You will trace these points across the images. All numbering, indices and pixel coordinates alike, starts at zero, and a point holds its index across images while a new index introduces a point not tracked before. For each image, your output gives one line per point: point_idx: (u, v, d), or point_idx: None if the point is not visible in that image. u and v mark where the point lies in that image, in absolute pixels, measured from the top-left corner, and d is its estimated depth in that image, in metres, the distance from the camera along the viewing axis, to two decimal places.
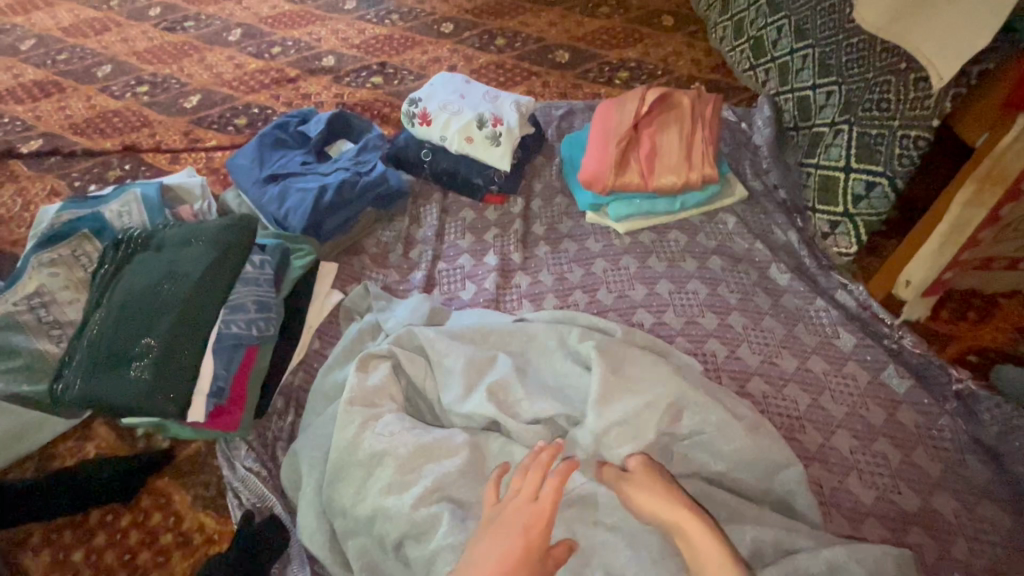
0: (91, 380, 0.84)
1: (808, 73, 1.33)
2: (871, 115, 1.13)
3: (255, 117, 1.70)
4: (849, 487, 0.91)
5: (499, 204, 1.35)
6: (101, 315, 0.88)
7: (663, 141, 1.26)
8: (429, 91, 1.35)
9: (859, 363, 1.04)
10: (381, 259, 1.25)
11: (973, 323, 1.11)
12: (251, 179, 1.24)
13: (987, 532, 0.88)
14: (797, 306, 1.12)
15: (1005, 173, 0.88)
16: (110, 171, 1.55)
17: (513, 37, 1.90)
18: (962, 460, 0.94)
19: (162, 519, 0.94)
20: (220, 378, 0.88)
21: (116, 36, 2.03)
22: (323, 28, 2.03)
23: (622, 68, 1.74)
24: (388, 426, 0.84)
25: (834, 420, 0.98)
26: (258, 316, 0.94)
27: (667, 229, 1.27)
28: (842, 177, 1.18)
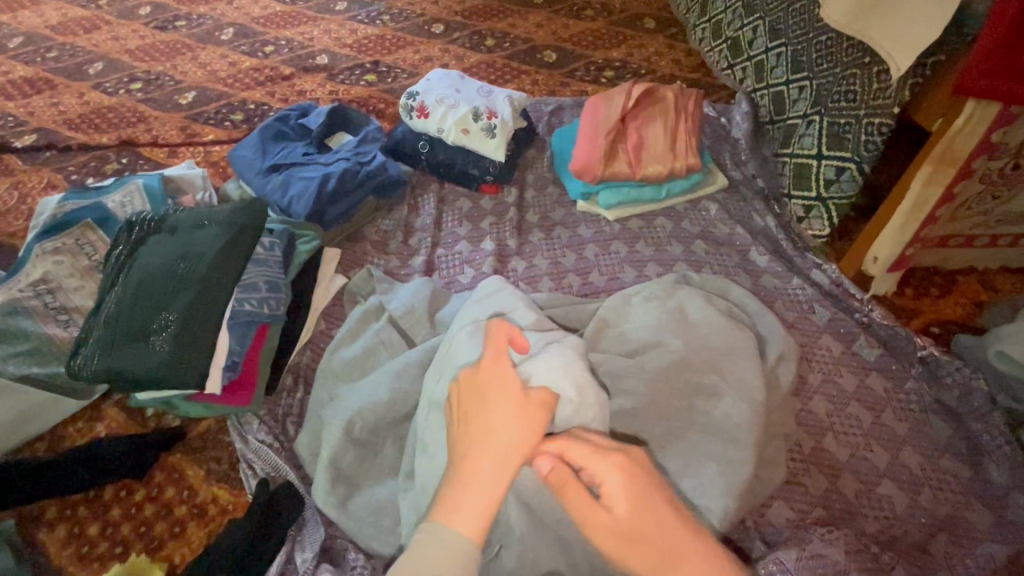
0: (111, 356, 0.87)
1: (781, 69, 1.43)
2: (840, 106, 1.23)
3: (252, 112, 1.74)
4: (825, 446, 0.99)
5: (493, 194, 1.41)
6: (118, 293, 0.91)
7: (650, 132, 1.33)
8: (426, 86, 1.41)
9: (833, 335, 1.13)
10: (381, 246, 1.30)
11: (936, 298, 1.21)
12: (254, 169, 1.28)
13: (949, 481, 0.96)
14: (776, 285, 1.20)
15: (955, 155, 0.97)
16: (107, 165, 1.56)
17: (502, 37, 1.97)
18: (926, 420, 1.03)
19: (177, 493, 0.97)
20: (235, 353, 0.93)
21: (106, 34, 2.04)
22: (315, 28, 2.07)
23: (607, 68, 1.82)
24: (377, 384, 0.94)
25: (811, 387, 1.05)
26: (269, 296, 0.99)
27: (654, 216, 1.35)
28: (814, 165, 1.28)
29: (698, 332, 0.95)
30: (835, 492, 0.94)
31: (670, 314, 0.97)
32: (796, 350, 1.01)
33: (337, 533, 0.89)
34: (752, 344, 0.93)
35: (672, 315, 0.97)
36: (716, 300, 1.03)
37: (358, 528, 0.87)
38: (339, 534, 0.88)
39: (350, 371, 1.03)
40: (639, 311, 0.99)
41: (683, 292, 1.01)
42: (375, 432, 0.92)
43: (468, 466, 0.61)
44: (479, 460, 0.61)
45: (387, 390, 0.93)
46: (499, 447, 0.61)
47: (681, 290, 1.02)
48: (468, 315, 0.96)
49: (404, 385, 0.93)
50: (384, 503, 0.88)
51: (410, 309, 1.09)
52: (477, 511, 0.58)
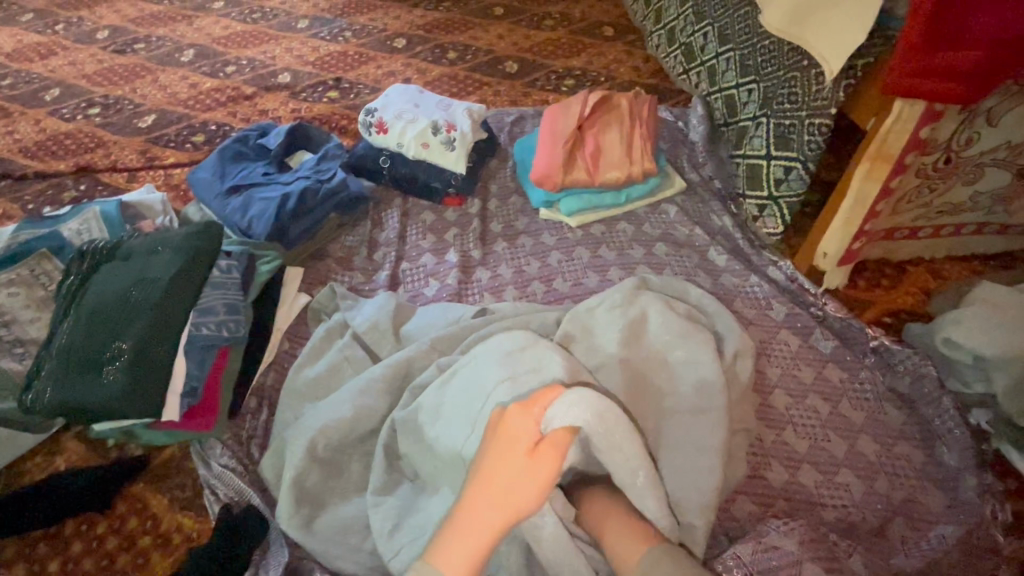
0: (63, 387, 0.85)
1: (731, 73, 1.47)
2: (785, 107, 1.27)
3: (213, 133, 1.73)
4: (786, 439, 1.01)
5: (457, 205, 1.42)
6: (70, 324, 0.90)
7: (606, 140, 1.36)
8: (384, 102, 1.42)
9: (790, 330, 1.16)
10: (346, 262, 1.30)
11: (887, 288, 1.25)
12: (213, 191, 1.28)
13: (904, 467, 0.99)
14: (734, 283, 1.23)
15: (889, 151, 1.01)
16: (65, 192, 1.54)
17: (464, 50, 1.99)
18: (881, 408, 1.06)
19: (140, 524, 0.95)
20: (193, 378, 0.92)
21: (63, 60, 2.02)
22: (277, 47, 2.07)
23: (567, 76, 1.85)
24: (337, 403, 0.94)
25: (771, 381, 1.08)
26: (227, 318, 0.97)
27: (615, 220, 1.37)
28: (764, 165, 1.31)
29: (655, 342, 0.96)
30: (796, 483, 0.96)
31: (632, 325, 0.96)
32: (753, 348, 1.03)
33: (304, 555, 0.88)
34: (712, 350, 0.94)
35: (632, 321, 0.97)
36: (677, 306, 1.03)
37: (322, 548, 0.86)
38: (305, 556, 0.88)
39: (314, 390, 1.03)
40: (602, 325, 0.97)
41: (643, 299, 1.00)
42: (340, 450, 0.93)
43: (472, 509, 0.73)
44: (479, 508, 0.72)
45: (349, 407, 0.93)
46: (497, 498, 0.72)
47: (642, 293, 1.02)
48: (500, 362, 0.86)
49: (367, 401, 0.94)
50: (350, 521, 0.88)
51: (373, 324, 1.08)
52: (471, 545, 0.71)
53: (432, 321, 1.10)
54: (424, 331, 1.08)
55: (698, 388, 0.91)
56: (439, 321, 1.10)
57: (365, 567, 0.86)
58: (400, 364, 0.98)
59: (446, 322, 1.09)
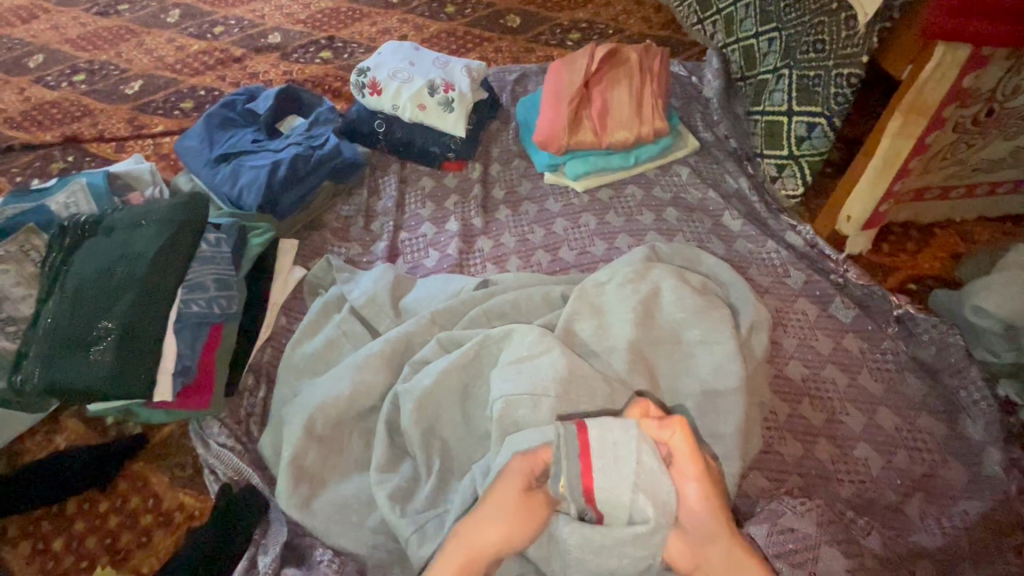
0: (52, 368, 0.83)
1: (750, 22, 1.36)
2: (808, 57, 1.16)
3: (202, 99, 1.66)
4: (801, 412, 0.97)
5: (457, 171, 1.35)
6: (55, 302, 0.87)
7: (614, 97, 1.27)
8: (377, 61, 1.33)
9: (808, 298, 1.10)
10: (342, 233, 1.25)
11: (912, 253, 1.18)
12: (202, 160, 1.22)
13: (925, 440, 0.95)
14: (749, 249, 1.17)
15: (925, 103, 0.92)
16: (52, 164, 1.49)
17: (462, 3, 1.87)
18: (902, 378, 1.01)
19: (142, 502, 0.94)
20: (185, 357, 0.89)
21: (45, 24, 1.93)
22: (265, 5, 1.96)
23: (573, 30, 1.74)
24: (335, 379, 0.91)
25: (786, 352, 1.03)
26: (218, 294, 0.94)
27: (623, 184, 1.30)
28: (785, 122, 1.22)
29: (669, 321, 0.91)
30: (810, 458, 0.93)
31: (644, 305, 0.91)
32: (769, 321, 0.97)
33: (305, 534, 0.87)
34: (731, 330, 0.89)
35: (647, 303, 0.91)
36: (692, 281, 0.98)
37: (321, 526, 0.85)
38: (307, 534, 0.86)
39: (313, 365, 0.99)
40: (614, 308, 0.92)
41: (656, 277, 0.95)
42: (338, 427, 0.90)
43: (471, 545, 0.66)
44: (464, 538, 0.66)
45: (348, 383, 0.90)
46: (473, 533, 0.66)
47: (661, 267, 0.96)
48: (511, 356, 0.84)
49: (367, 377, 0.90)
50: (349, 500, 0.86)
51: (371, 298, 1.04)
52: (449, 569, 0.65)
53: (433, 294, 1.06)
54: (425, 304, 1.04)
55: (714, 371, 0.87)
56: (441, 294, 1.05)
57: (367, 545, 0.84)
58: (402, 338, 0.94)
59: (448, 294, 1.05)
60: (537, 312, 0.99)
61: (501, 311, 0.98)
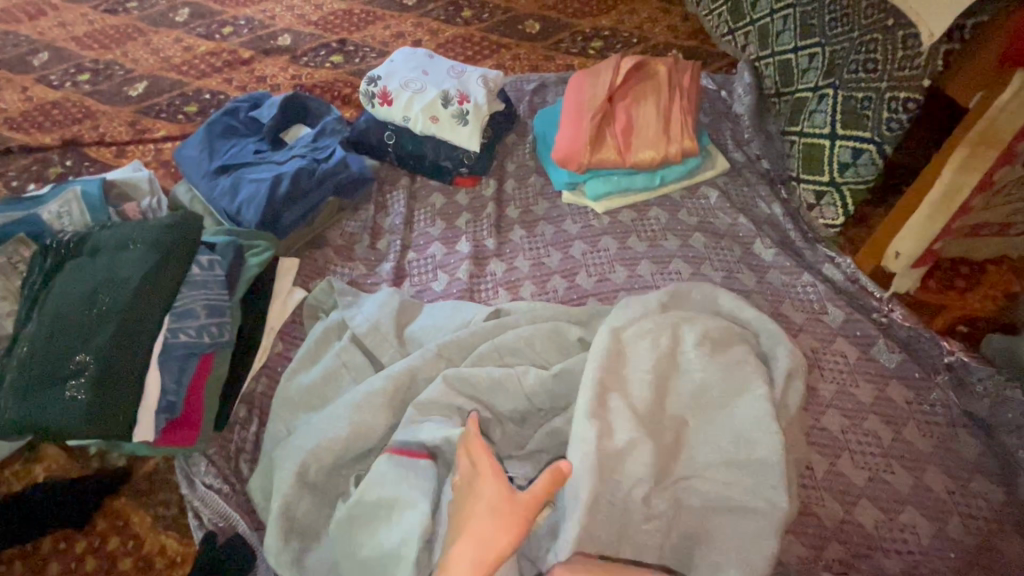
0: (24, 404, 0.76)
1: (788, 35, 1.26)
2: (858, 77, 1.07)
3: (207, 103, 1.59)
4: (840, 469, 0.88)
5: (470, 187, 1.27)
6: (32, 330, 0.80)
7: (640, 113, 1.19)
8: (388, 69, 1.26)
9: (848, 338, 1.01)
10: (346, 252, 1.18)
11: (962, 291, 1.09)
12: (201, 171, 1.16)
13: (980, 507, 0.86)
14: (783, 282, 1.08)
15: (996, 136, 0.85)
16: (50, 169, 1.43)
17: (480, 7, 1.79)
18: (953, 434, 0.92)
19: (121, 544, 0.88)
20: (170, 393, 0.82)
21: (53, 21, 1.88)
22: (277, 5, 1.90)
23: (595, 38, 1.65)
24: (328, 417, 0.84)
25: (824, 400, 0.94)
26: (209, 322, 0.87)
27: (647, 206, 1.21)
28: (827, 146, 1.13)
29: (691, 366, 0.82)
30: (852, 523, 0.84)
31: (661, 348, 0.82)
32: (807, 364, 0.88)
33: None
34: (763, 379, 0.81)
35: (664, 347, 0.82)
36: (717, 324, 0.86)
37: None
38: None
39: (309, 399, 0.92)
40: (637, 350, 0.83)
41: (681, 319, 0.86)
42: (333, 472, 0.83)
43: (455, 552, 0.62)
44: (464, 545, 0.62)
45: (346, 424, 0.82)
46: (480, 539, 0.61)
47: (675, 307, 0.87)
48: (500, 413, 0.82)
49: (366, 417, 0.83)
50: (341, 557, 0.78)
51: (375, 326, 0.97)
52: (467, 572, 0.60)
53: (440, 325, 0.98)
54: (431, 334, 0.97)
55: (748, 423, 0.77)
56: (450, 324, 0.98)
57: None
58: (405, 375, 0.87)
59: (458, 323, 0.97)
60: (551, 351, 0.91)
61: (514, 347, 0.90)
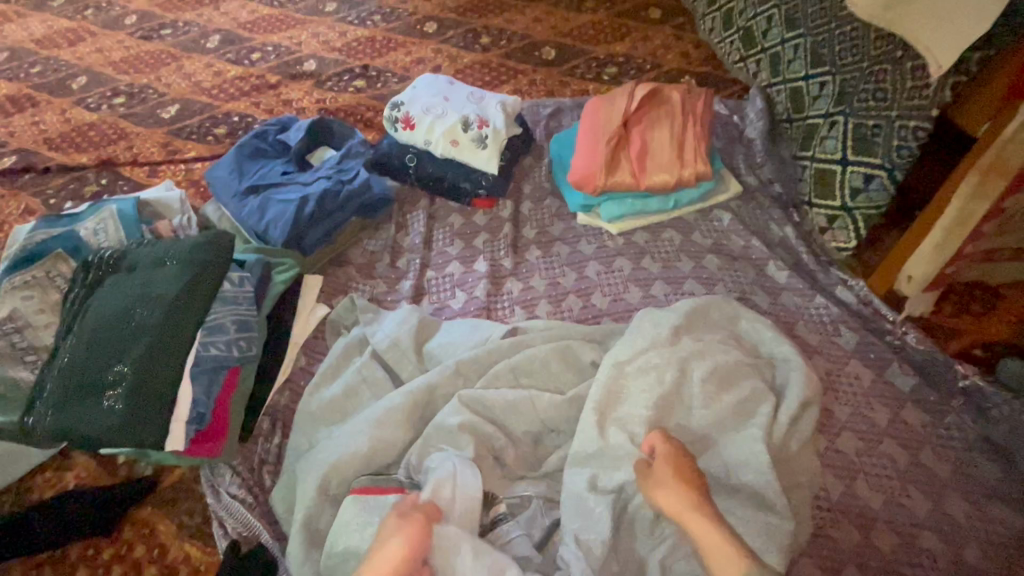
0: (63, 413, 0.79)
1: (799, 63, 1.30)
2: (867, 105, 1.10)
3: (236, 125, 1.66)
4: (856, 491, 0.88)
5: (487, 208, 1.31)
6: (71, 342, 0.84)
7: (654, 138, 1.22)
8: (411, 95, 1.32)
9: (862, 361, 1.01)
10: (367, 270, 1.21)
11: (977, 316, 1.09)
12: (230, 191, 1.20)
13: (999, 533, 0.85)
14: (796, 304, 1.09)
15: (1006, 164, 0.86)
16: (86, 187, 1.50)
17: (498, 34, 1.86)
18: (970, 459, 0.92)
19: (146, 551, 0.90)
20: (200, 404, 0.85)
21: (91, 47, 1.98)
22: (303, 32, 1.98)
23: (609, 64, 1.70)
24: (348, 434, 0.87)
25: (839, 422, 0.95)
26: (238, 337, 0.91)
27: (661, 228, 1.24)
28: (838, 171, 1.15)
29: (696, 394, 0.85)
30: (869, 547, 0.84)
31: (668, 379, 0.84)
32: (819, 390, 0.88)
33: None
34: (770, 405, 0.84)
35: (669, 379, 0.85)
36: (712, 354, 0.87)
37: None
38: None
39: (330, 413, 0.94)
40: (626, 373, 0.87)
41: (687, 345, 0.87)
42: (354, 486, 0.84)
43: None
44: None
45: (366, 439, 0.84)
46: None
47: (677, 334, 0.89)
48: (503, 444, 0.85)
49: (385, 433, 0.85)
50: None
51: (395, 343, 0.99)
52: None
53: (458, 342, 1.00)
54: (450, 351, 0.98)
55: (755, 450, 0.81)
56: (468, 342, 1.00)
57: None
58: (424, 392, 0.89)
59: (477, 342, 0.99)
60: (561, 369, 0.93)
61: (530, 366, 0.92)
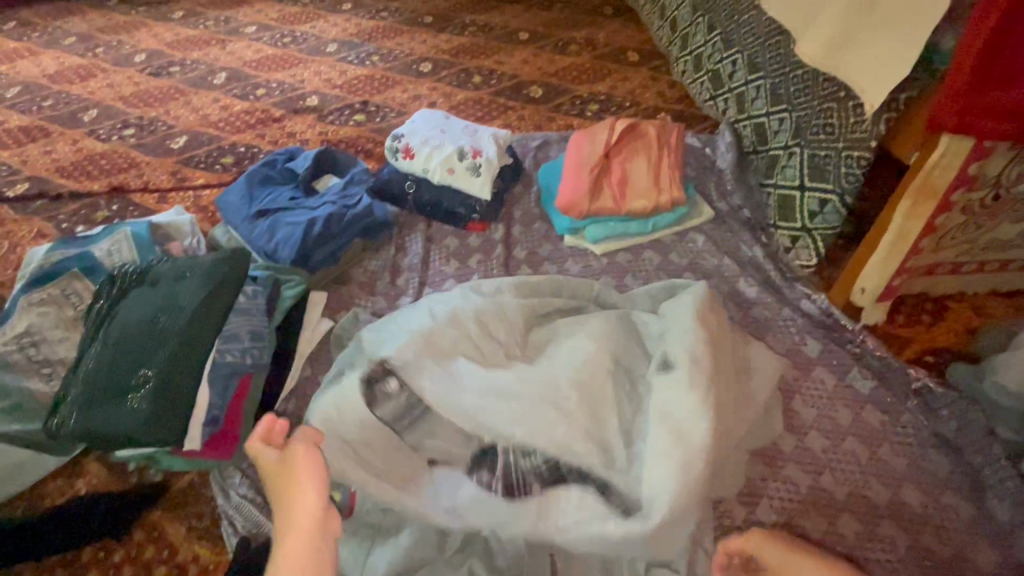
0: (88, 414, 0.85)
1: (761, 101, 1.45)
2: (819, 138, 1.25)
3: (242, 155, 1.76)
4: (824, 484, 0.97)
5: (481, 231, 1.41)
6: (98, 348, 0.91)
7: (633, 168, 1.34)
8: (411, 127, 1.43)
9: (825, 367, 1.11)
10: (369, 287, 1.29)
11: (927, 326, 1.20)
12: (241, 215, 1.29)
13: (952, 520, 0.93)
14: (765, 316, 1.19)
15: (933, 187, 0.98)
16: (97, 212, 1.57)
17: (489, 74, 2.01)
18: (923, 454, 1.00)
19: (157, 553, 0.94)
20: (215, 407, 0.91)
21: (102, 82, 2.09)
22: (306, 70, 2.11)
23: (592, 101, 1.85)
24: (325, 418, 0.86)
25: (806, 423, 1.03)
26: (252, 345, 0.98)
27: (642, 248, 1.34)
28: (798, 196, 1.29)
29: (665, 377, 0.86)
30: (835, 534, 0.92)
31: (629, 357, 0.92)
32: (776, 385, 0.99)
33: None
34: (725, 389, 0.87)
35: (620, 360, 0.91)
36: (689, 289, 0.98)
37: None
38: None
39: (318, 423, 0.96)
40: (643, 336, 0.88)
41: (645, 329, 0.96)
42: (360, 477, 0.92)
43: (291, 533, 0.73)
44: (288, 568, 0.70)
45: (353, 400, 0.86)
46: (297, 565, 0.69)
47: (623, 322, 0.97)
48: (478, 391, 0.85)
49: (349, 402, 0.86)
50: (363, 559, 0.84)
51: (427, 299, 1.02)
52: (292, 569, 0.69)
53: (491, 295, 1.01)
54: None
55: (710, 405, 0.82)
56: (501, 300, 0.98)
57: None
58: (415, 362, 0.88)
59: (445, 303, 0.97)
60: (606, 334, 0.92)
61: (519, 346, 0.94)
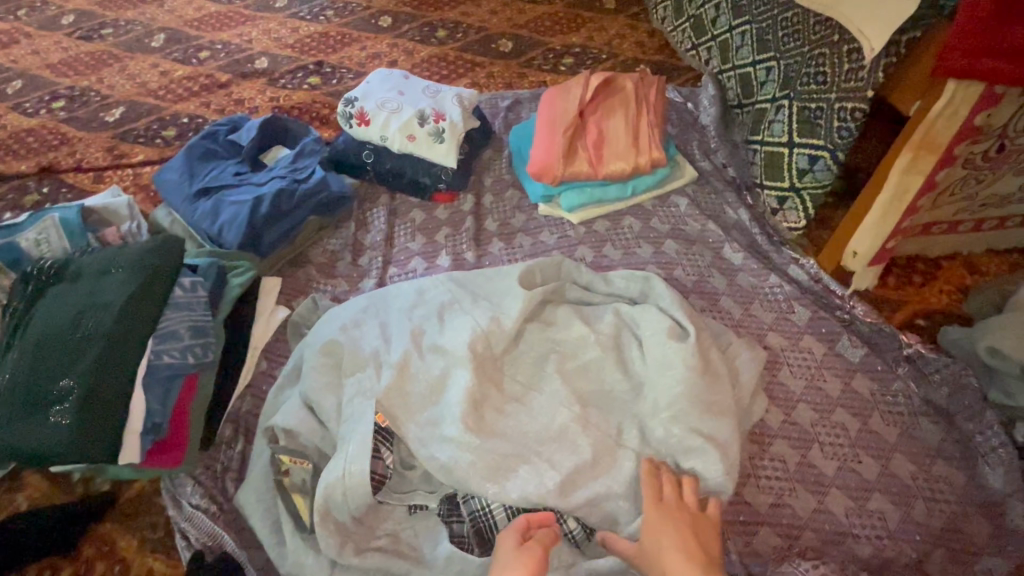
0: (7, 431, 0.76)
1: (746, 49, 1.33)
2: (809, 89, 1.15)
3: (186, 127, 1.61)
4: (812, 460, 0.92)
5: (448, 203, 1.30)
6: (14, 357, 0.81)
7: (609, 127, 1.23)
8: (364, 91, 1.30)
9: (814, 336, 1.05)
10: (328, 269, 1.20)
11: (919, 287, 1.15)
12: (181, 195, 1.17)
13: (943, 491, 0.90)
14: (752, 284, 1.12)
15: (935, 141, 0.91)
16: (26, 197, 1.43)
17: (454, 28, 1.84)
18: (915, 422, 0.97)
19: (107, 569, 0.88)
20: (156, 414, 0.83)
21: (25, 49, 1.88)
22: (253, 29, 1.92)
23: (566, 55, 1.71)
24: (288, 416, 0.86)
25: (794, 395, 0.98)
26: (194, 342, 0.88)
27: (621, 215, 1.25)
28: (786, 153, 1.20)
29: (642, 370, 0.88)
30: (824, 512, 0.88)
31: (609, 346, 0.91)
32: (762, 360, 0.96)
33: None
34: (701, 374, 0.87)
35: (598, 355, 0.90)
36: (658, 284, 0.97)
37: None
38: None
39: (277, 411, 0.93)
40: (646, 344, 0.89)
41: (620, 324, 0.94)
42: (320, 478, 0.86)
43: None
44: None
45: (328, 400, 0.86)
46: None
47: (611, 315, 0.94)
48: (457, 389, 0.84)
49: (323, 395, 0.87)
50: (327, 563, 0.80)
51: (420, 293, 0.97)
52: None
53: (489, 290, 0.97)
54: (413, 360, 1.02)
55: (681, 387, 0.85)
56: (503, 297, 0.94)
57: None
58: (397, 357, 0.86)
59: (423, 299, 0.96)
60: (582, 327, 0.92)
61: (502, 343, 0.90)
